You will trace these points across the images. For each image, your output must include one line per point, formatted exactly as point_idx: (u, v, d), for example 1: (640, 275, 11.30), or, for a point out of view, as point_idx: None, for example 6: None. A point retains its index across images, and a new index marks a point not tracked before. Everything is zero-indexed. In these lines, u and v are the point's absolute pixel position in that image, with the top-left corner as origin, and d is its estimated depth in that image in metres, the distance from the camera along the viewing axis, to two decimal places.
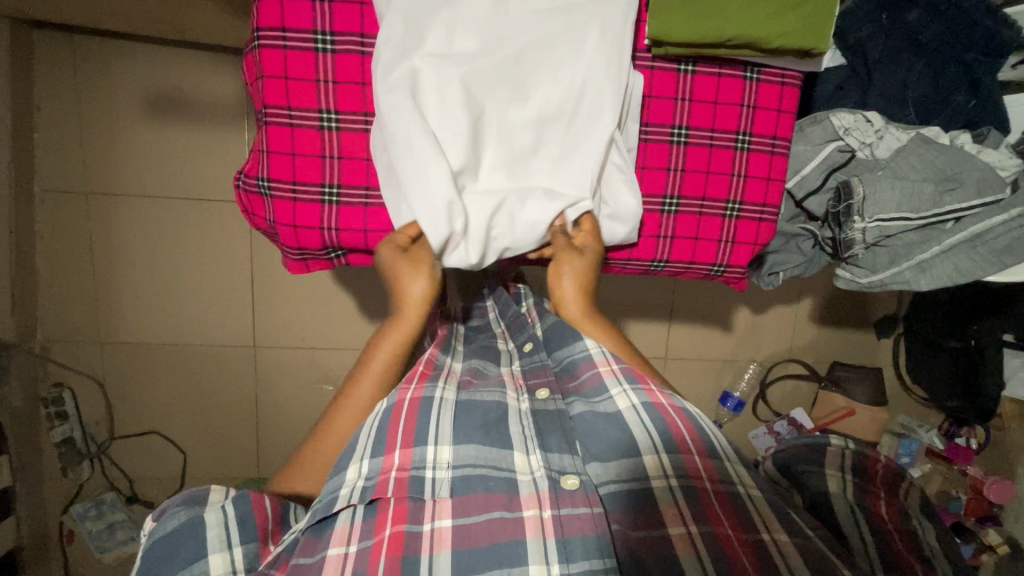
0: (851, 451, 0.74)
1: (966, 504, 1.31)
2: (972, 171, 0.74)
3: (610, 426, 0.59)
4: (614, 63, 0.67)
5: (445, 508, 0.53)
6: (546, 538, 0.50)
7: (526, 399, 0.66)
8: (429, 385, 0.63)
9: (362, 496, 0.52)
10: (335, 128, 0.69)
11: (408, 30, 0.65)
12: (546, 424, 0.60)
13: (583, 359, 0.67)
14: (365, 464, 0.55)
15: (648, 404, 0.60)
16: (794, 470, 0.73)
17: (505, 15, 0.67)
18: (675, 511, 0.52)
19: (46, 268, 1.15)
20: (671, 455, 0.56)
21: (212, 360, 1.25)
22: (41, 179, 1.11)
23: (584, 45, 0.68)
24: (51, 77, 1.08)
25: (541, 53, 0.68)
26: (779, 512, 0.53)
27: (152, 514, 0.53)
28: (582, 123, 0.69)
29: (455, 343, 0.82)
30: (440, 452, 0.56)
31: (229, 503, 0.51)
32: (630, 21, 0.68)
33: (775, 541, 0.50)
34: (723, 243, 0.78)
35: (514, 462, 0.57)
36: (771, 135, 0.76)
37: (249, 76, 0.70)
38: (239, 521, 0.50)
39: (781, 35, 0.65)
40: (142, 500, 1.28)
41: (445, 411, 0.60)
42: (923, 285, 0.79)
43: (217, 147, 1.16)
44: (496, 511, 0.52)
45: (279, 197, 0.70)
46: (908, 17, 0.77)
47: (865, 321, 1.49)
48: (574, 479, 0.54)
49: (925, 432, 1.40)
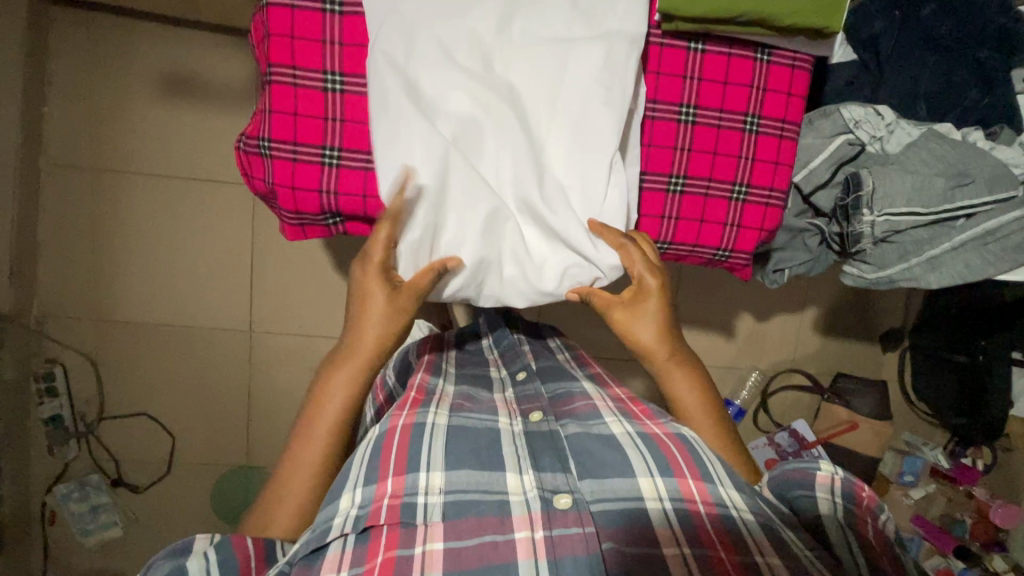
0: (841, 478, 0.60)
1: (972, 528, 1.27)
2: (984, 167, 0.72)
3: (606, 448, 0.57)
4: (615, 91, 0.69)
5: (438, 531, 0.50)
6: (538, 558, 0.47)
7: (519, 423, 0.64)
8: (421, 411, 0.62)
9: (355, 525, 0.49)
10: (339, 90, 0.69)
11: (408, 48, 0.67)
12: (539, 445, 0.59)
13: (580, 392, 0.69)
14: (358, 493, 0.52)
15: (642, 432, 0.60)
16: (787, 495, 0.60)
17: (507, 36, 0.69)
18: (669, 533, 0.50)
19: (47, 243, 1.15)
20: (665, 479, 0.54)
21: (206, 344, 1.23)
22: (48, 154, 1.12)
23: (585, 70, 0.69)
24: (66, 52, 1.09)
25: (539, 79, 0.69)
26: (767, 530, 0.51)
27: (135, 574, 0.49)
28: (584, 150, 0.70)
29: (446, 366, 0.80)
30: (433, 478, 0.53)
31: (212, 549, 0.49)
32: (635, 54, 0.69)
33: (767, 562, 0.47)
34: (728, 227, 0.77)
35: (506, 484, 0.54)
36: (781, 118, 0.76)
37: (256, 37, 0.70)
38: (220, 565, 0.48)
39: (795, 12, 0.65)
40: (128, 485, 1.24)
41: (437, 440, 0.58)
42: (932, 283, 0.78)
43: (225, 128, 1.16)
44: (488, 535, 0.49)
45: (278, 157, 0.69)
46: (922, 13, 0.76)
47: (870, 334, 1.46)
48: (567, 498, 0.52)
49: (930, 449, 1.35)
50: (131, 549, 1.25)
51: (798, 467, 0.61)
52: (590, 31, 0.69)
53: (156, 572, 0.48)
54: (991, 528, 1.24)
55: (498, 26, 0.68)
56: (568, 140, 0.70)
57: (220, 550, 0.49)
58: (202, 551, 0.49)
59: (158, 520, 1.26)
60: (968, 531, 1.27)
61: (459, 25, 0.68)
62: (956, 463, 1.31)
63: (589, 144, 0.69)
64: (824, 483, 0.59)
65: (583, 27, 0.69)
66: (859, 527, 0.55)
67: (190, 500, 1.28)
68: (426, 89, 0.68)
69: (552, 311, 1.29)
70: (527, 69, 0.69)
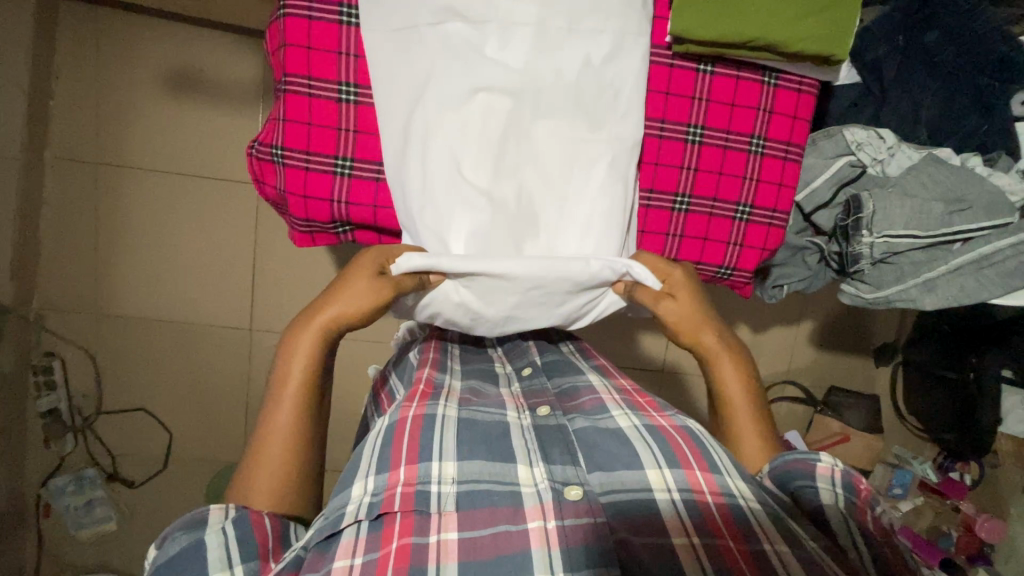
0: (842, 470, 0.57)
1: (958, 540, 1.28)
2: (981, 194, 0.74)
3: (612, 441, 0.59)
4: (617, 205, 0.72)
5: (451, 521, 0.50)
6: (551, 548, 0.48)
7: (526, 416, 0.64)
8: (430, 402, 0.63)
9: (369, 512, 0.50)
10: (353, 102, 0.70)
11: (422, 129, 0.68)
12: (548, 438, 0.60)
13: (585, 386, 0.71)
14: (370, 480, 0.53)
15: (649, 425, 0.62)
16: (789, 486, 0.60)
17: (518, 122, 0.70)
18: (677, 523, 0.51)
19: (49, 236, 1.15)
20: (672, 471, 0.55)
21: (206, 340, 1.24)
22: (52, 148, 1.12)
23: (593, 175, 0.72)
24: (73, 46, 1.09)
25: (549, 175, 0.71)
26: (775, 519, 0.52)
27: (154, 541, 0.51)
28: (594, 240, 0.72)
29: (452, 364, 0.78)
30: (445, 467, 0.54)
31: (229, 525, 0.50)
32: (635, 158, 0.73)
33: (777, 552, 0.48)
34: (731, 246, 0.79)
35: (517, 475, 0.55)
36: (785, 142, 0.77)
37: (271, 45, 0.71)
38: (239, 541, 0.49)
39: (801, 39, 0.66)
40: (124, 479, 1.25)
41: (448, 428, 0.59)
42: (928, 305, 0.80)
43: (232, 127, 1.16)
44: (502, 525, 0.50)
45: (291, 165, 0.70)
46: (926, 39, 0.78)
47: (864, 348, 1.49)
48: (577, 489, 0.52)
49: (919, 463, 1.37)
50: (124, 543, 1.26)
51: (799, 459, 0.59)
52: (594, 141, 0.72)
53: (173, 545, 0.49)
54: (977, 541, 1.25)
55: (511, 108, 0.69)
56: (578, 238, 0.72)
57: (238, 524, 0.50)
58: (219, 527, 0.50)
59: (153, 514, 1.27)
60: (954, 544, 1.28)
61: (467, 130, 0.68)
62: (944, 477, 1.33)
63: (598, 241, 0.72)
64: (824, 476, 0.57)
65: (586, 137, 0.71)
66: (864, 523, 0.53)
67: (186, 495, 1.28)
68: (439, 175, 0.68)
69: None
70: (534, 174, 0.71)
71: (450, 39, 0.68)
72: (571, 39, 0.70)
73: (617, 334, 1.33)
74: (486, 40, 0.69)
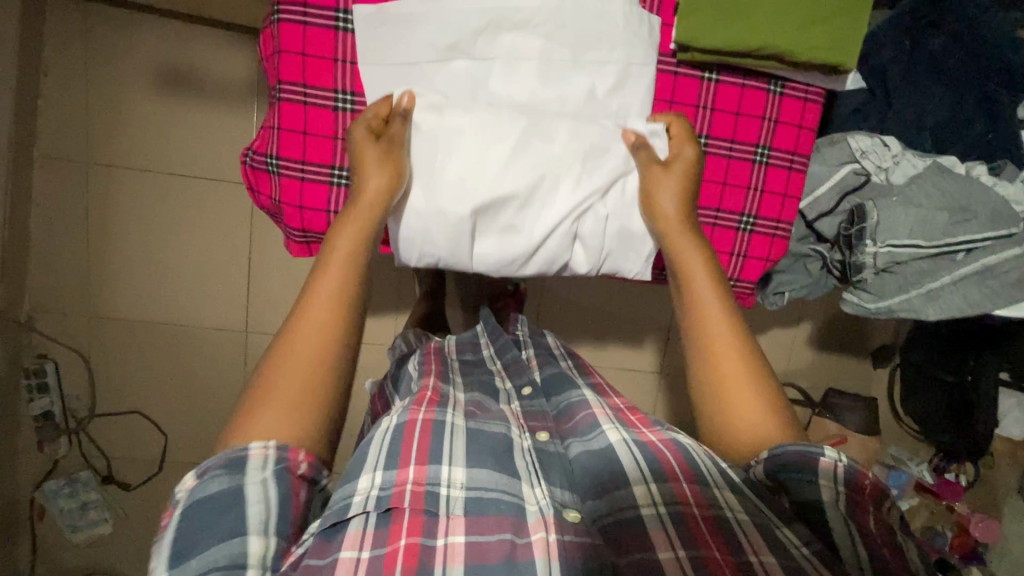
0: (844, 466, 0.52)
1: (952, 540, 1.31)
2: (986, 204, 0.74)
3: (604, 464, 0.57)
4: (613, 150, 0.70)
5: (459, 524, 0.50)
6: (551, 560, 0.47)
7: (527, 438, 0.63)
8: (439, 410, 0.62)
9: (377, 504, 0.49)
10: (349, 110, 0.69)
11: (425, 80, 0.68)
12: (546, 462, 0.59)
13: (580, 402, 0.69)
14: (379, 474, 0.52)
15: (640, 441, 0.60)
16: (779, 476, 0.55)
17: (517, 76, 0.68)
18: (664, 537, 0.50)
19: (40, 238, 1.13)
20: (659, 484, 0.54)
21: (201, 342, 1.22)
22: (41, 146, 1.09)
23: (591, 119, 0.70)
24: (61, 42, 1.07)
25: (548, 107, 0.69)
26: (765, 531, 0.50)
27: (193, 472, 0.47)
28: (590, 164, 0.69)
29: (453, 376, 0.78)
30: (454, 472, 0.54)
31: (272, 482, 0.46)
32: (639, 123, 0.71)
33: (762, 564, 0.47)
34: (735, 257, 0.78)
35: (521, 491, 0.54)
36: (791, 151, 0.76)
37: (266, 50, 0.70)
38: (280, 505, 0.46)
39: (811, 47, 0.66)
40: (118, 482, 1.24)
41: (456, 437, 0.58)
42: (931, 314, 0.78)
43: (226, 125, 1.14)
44: (507, 533, 0.49)
45: (286, 175, 0.69)
46: (931, 44, 0.78)
47: (863, 349, 1.49)
48: (576, 512, 0.53)
49: (915, 465, 1.38)
50: (121, 546, 1.25)
51: (798, 454, 0.54)
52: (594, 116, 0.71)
53: (214, 484, 0.45)
54: (969, 540, 1.29)
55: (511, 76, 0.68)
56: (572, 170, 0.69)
57: (280, 485, 0.46)
58: (262, 480, 0.46)
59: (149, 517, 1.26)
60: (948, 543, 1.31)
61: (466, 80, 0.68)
62: (939, 477, 1.34)
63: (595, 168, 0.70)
64: (825, 470, 0.52)
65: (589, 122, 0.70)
66: (862, 522, 0.50)
67: None
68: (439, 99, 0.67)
69: (550, 321, 1.28)
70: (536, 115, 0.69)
71: (454, 75, 0.68)
72: (574, 70, 0.69)
73: (615, 338, 1.32)
74: (490, 75, 0.69)
